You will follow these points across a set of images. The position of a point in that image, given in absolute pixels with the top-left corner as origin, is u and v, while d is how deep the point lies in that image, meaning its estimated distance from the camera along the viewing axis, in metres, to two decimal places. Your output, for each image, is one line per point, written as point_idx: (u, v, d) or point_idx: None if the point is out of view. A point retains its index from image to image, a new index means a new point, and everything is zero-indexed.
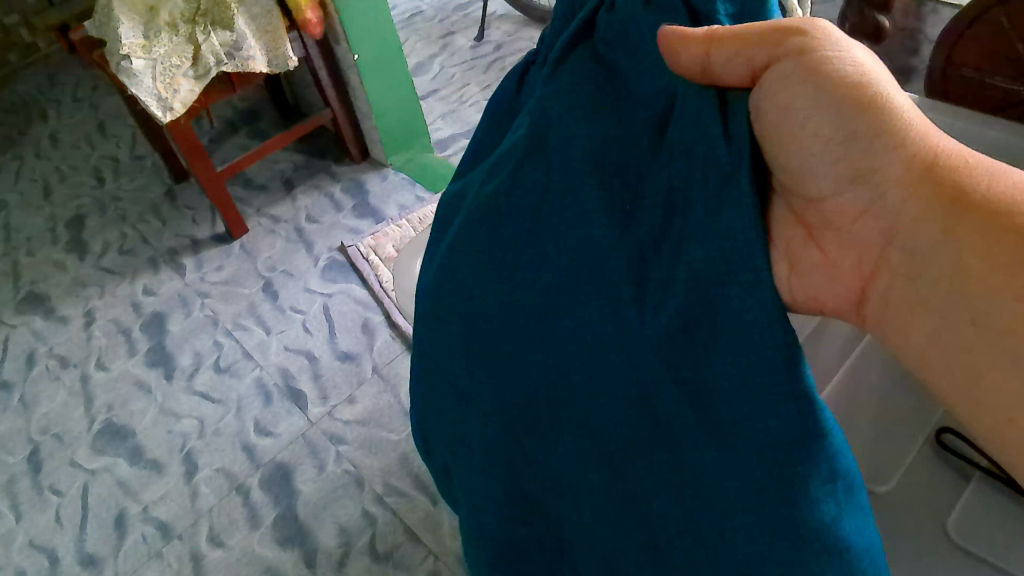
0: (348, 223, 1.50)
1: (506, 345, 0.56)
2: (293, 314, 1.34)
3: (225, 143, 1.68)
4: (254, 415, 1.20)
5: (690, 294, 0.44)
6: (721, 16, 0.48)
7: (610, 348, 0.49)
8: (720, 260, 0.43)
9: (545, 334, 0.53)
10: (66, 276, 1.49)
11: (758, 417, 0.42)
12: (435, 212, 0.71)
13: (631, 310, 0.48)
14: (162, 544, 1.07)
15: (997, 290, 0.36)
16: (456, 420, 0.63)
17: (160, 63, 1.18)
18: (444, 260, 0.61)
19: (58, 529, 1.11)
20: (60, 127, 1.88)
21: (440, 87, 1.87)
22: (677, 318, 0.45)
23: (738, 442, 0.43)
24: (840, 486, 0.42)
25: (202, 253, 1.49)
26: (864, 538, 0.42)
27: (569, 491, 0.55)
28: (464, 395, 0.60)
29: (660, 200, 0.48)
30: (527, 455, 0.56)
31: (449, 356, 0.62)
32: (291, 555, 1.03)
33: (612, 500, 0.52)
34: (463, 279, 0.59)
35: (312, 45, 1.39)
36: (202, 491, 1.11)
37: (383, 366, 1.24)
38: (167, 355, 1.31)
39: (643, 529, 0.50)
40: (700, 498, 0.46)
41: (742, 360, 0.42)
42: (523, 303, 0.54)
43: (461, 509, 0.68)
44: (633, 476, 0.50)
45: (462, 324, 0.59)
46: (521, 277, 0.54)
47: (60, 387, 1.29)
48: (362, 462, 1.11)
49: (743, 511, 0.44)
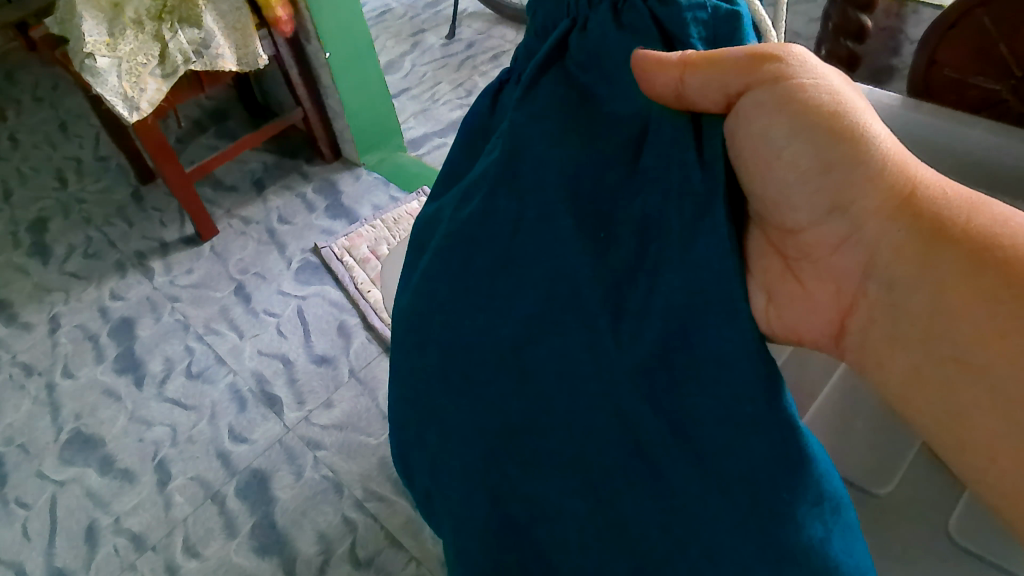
0: (321, 224, 1.47)
1: (481, 375, 0.55)
2: (267, 317, 1.32)
3: (193, 143, 1.65)
4: (229, 421, 1.17)
5: (667, 322, 0.44)
6: (695, 40, 0.46)
7: (591, 377, 0.48)
8: (697, 291, 0.43)
9: (522, 365, 0.52)
10: (29, 281, 1.45)
11: (740, 447, 0.42)
12: (409, 234, 0.69)
13: (608, 340, 0.47)
14: (136, 556, 1.04)
15: (980, 333, 0.35)
16: (434, 449, 0.61)
17: (126, 62, 1.14)
18: (418, 286, 0.60)
19: (25, 543, 1.07)
20: (19, 127, 1.83)
21: (411, 86, 1.85)
22: (655, 349, 0.45)
23: (722, 469, 0.43)
24: (827, 508, 0.42)
25: (171, 255, 1.46)
26: (854, 557, 0.42)
27: (551, 518, 0.54)
28: (443, 425, 0.59)
29: (634, 229, 0.48)
30: (508, 483, 0.55)
31: (425, 384, 0.60)
32: (269, 564, 1.01)
33: (597, 526, 0.51)
34: (439, 306, 0.58)
35: (283, 43, 1.36)
36: (177, 500, 1.09)
37: (360, 369, 1.22)
38: (136, 361, 1.28)
39: (633, 553, 0.50)
40: (686, 523, 0.46)
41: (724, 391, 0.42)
42: (499, 333, 0.53)
43: (443, 531, 0.66)
44: (616, 502, 0.50)
45: (438, 352, 0.58)
46: (496, 304, 0.53)
47: (25, 397, 1.25)
48: (341, 467, 1.10)
49: (727, 536, 0.44)
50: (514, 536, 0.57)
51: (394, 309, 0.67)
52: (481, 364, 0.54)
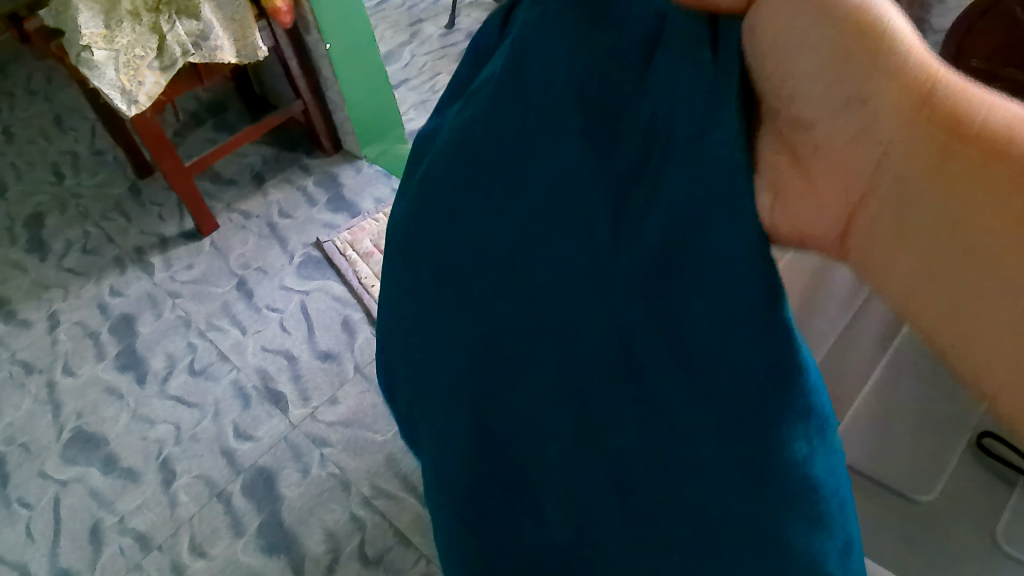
0: (323, 217, 1.46)
1: (476, 283, 0.51)
2: (269, 313, 1.30)
3: (190, 135, 1.63)
4: (233, 419, 1.16)
5: (667, 222, 0.38)
6: None
7: (584, 283, 0.44)
8: (699, 184, 0.37)
9: (519, 273, 0.48)
10: (27, 278, 1.43)
11: (734, 362, 0.37)
12: (413, 144, 0.65)
13: (604, 236, 0.43)
14: (142, 556, 1.03)
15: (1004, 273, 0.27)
16: (422, 359, 0.58)
17: (123, 54, 1.12)
18: (420, 193, 0.56)
19: (29, 544, 1.06)
20: (13, 121, 1.80)
21: (411, 77, 1.83)
22: (653, 247, 0.39)
23: (710, 382, 0.38)
24: (815, 423, 0.37)
25: (171, 250, 1.44)
26: (835, 479, 0.38)
27: (535, 433, 0.50)
28: (434, 332, 0.56)
29: (643, 130, 0.41)
30: (495, 394, 0.52)
31: (422, 294, 0.57)
32: (277, 563, 1.00)
33: (574, 445, 0.48)
34: (437, 210, 0.54)
35: (281, 34, 1.34)
36: (182, 499, 1.08)
37: (366, 365, 1.21)
38: (138, 358, 1.26)
39: (607, 468, 0.46)
40: (671, 442, 0.42)
41: (720, 294, 0.37)
42: (494, 233, 0.49)
43: (421, 450, 0.64)
44: (597, 419, 0.46)
45: (433, 260, 0.55)
46: (491, 205, 0.50)
47: (25, 395, 1.23)
48: (347, 464, 1.09)
49: (710, 459, 0.39)
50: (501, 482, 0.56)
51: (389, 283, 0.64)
52: (477, 270, 0.50)
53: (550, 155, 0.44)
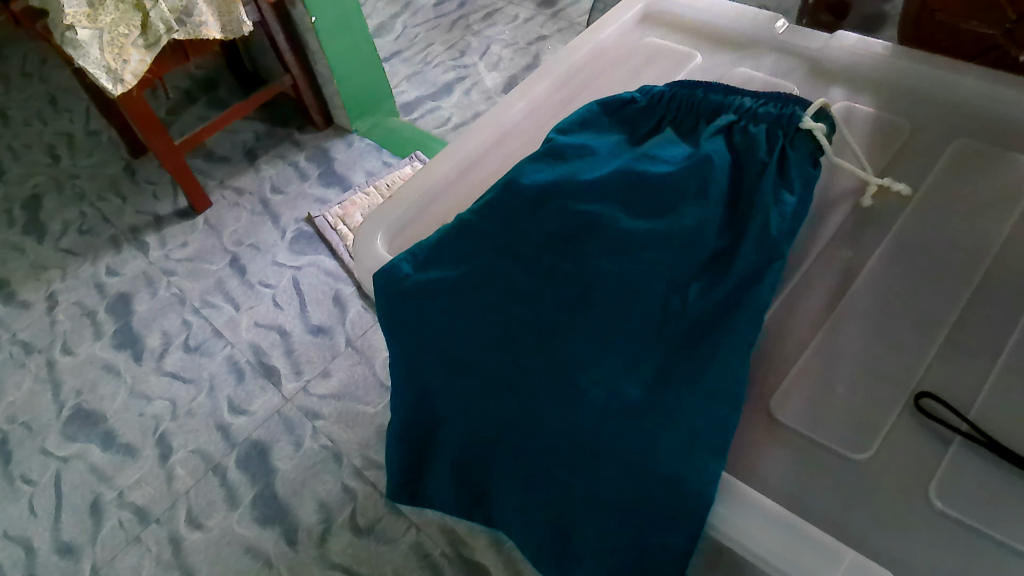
0: (314, 192, 1.46)
1: (503, 326, 0.50)
2: (262, 289, 1.31)
3: (183, 114, 1.63)
4: (227, 394, 1.18)
5: (677, 255, 0.48)
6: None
7: (644, 350, 0.46)
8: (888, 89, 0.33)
9: (560, 337, 0.48)
10: (25, 259, 1.44)
11: (728, 362, 0.45)
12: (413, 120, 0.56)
13: (671, 316, 0.47)
14: (140, 529, 1.05)
15: None
16: (409, 365, 0.56)
17: (108, 33, 1.10)
18: (452, 233, 0.55)
19: (32, 519, 1.08)
20: (9, 104, 1.81)
21: (403, 49, 1.81)
22: (700, 313, 0.47)
23: (702, 381, 0.45)
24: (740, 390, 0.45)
25: (165, 229, 1.45)
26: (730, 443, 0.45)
27: (509, 447, 0.51)
28: (432, 347, 0.53)
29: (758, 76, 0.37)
30: (483, 406, 0.51)
31: (418, 320, 0.54)
32: (271, 534, 1.01)
33: (547, 458, 0.48)
34: (477, 254, 0.53)
35: (266, 8, 1.33)
36: (178, 473, 1.10)
37: (357, 338, 1.22)
38: (135, 336, 1.28)
39: (566, 487, 0.47)
40: (632, 446, 0.43)
41: (730, 323, 0.46)
42: (542, 303, 0.49)
43: (392, 431, 0.64)
44: (570, 431, 0.46)
45: (451, 304, 0.52)
46: (550, 278, 0.50)
47: (26, 374, 1.25)
48: (339, 437, 1.10)
49: (671, 455, 0.43)
50: (445, 435, 0.60)
51: (358, 234, 0.63)
52: (512, 318, 0.50)
53: (640, 256, 0.48)
